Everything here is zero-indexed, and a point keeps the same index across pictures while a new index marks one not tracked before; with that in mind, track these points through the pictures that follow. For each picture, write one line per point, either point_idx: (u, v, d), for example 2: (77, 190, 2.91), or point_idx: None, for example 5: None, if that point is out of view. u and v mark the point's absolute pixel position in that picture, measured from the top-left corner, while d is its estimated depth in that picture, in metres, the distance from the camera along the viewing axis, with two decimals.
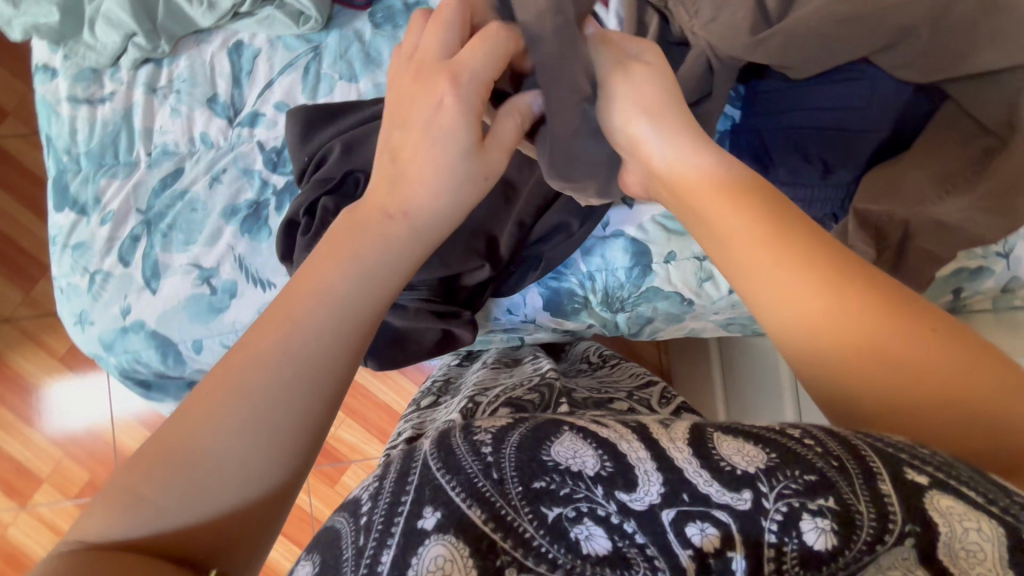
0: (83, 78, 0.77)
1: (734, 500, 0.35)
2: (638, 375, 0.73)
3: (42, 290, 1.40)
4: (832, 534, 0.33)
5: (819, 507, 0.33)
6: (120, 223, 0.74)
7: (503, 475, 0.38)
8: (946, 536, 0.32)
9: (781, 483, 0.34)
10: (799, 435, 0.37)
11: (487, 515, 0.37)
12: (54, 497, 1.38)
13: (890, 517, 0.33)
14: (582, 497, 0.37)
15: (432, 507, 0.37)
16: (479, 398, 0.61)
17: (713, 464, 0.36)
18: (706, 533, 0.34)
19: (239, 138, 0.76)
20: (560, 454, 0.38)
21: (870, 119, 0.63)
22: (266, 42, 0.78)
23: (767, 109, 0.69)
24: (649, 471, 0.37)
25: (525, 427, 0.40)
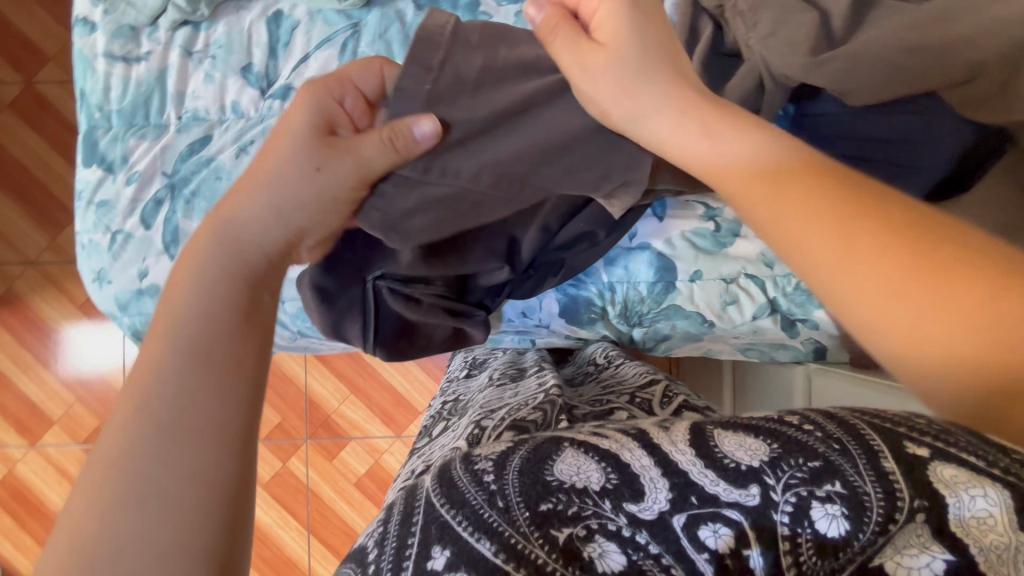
0: (121, 35, 0.76)
1: (743, 497, 0.34)
2: (643, 373, 0.71)
3: (67, 237, 1.43)
4: (845, 519, 0.32)
5: (828, 493, 0.33)
6: (145, 185, 0.74)
7: (508, 502, 0.37)
8: (956, 507, 0.31)
9: (787, 474, 0.34)
10: (799, 422, 0.36)
11: (497, 547, 0.35)
12: (64, 439, 1.42)
13: (896, 494, 0.32)
14: (591, 514, 0.36)
15: (440, 546, 0.36)
16: (485, 422, 0.60)
17: (718, 463, 0.35)
18: (720, 535, 0.34)
19: (269, 110, 0.75)
20: (563, 473, 0.37)
21: (930, 157, 0.59)
22: (306, 14, 0.76)
23: (820, 134, 0.65)
24: (656, 478, 0.36)
25: (525, 449, 0.40)
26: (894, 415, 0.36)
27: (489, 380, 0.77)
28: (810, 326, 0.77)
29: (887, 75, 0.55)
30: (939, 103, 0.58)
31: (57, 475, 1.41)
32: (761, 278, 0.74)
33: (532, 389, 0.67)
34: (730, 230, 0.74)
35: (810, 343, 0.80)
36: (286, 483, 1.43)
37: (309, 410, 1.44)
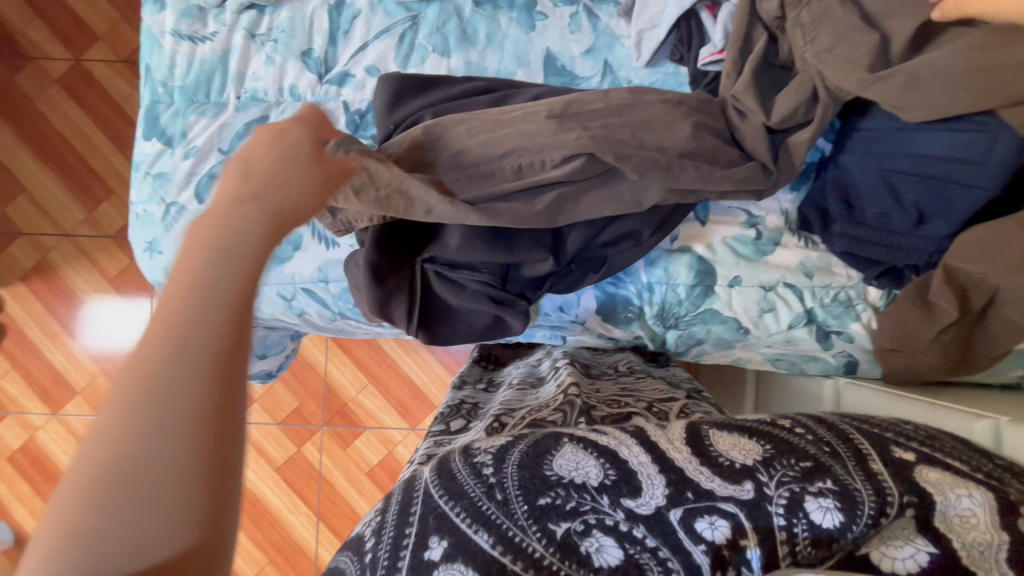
0: (189, 15, 0.79)
1: (737, 491, 0.39)
2: (662, 389, 0.72)
3: (104, 212, 1.46)
4: (835, 512, 0.38)
5: (819, 489, 0.39)
6: (201, 159, 0.76)
7: (507, 495, 0.40)
8: (942, 505, 0.39)
9: (780, 471, 0.40)
10: (791, 426, 0.44)
11: (496, 541, 0.38)
12: (85, 410, 1.44)
13: (887, 492, 0.39)
14: (589, 509, 0.40)
15: (438, 537, 0.39)
16: (505, 418, 0.62)
17: (714, 461, 0.41)
18: (717, 527, 0.38)
19: (326, 95, 0.77)
20: (562, 469, 0.41)
21: (981, 176, 0.59)
22: (367, 5, 0.78)
23: (867, 148, 0.67)
24: (653, 475, 0.41)
25: (525, 444, 0.43)
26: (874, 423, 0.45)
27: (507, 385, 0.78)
28: (844, 338, 0.77)
29: (946, 91, 0.56)
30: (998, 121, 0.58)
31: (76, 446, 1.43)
32: (799, 288, 0.75)
33: (552, 392, 0.68)
34: (771, 238, 0.75)
35: (842, 356, 0.80)
36: (298, 468, 1.44)
37: (327, 397, 1.45)
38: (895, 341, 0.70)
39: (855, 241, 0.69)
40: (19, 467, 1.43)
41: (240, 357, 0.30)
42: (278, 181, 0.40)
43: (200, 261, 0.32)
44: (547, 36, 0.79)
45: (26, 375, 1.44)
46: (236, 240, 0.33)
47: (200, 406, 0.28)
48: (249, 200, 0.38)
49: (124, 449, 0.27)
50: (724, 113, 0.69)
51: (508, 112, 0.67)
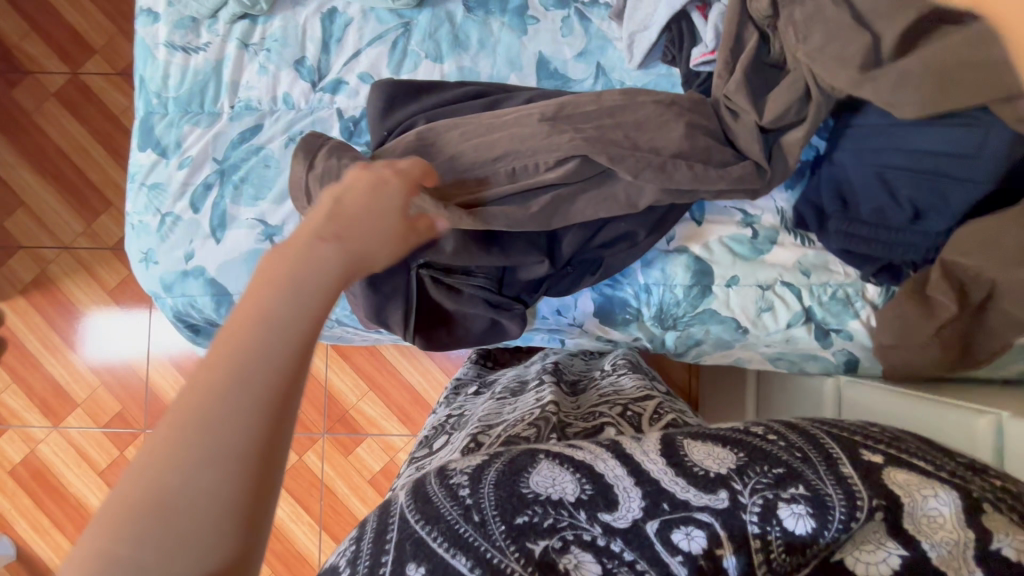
0: (182, 26, 0.79)
1: (710, 500, 0.38)
2: (642, 386, 0.71)
3: (103, 224, 1.46)
4: (808, 517, 0.37)
5: (791, 495, 0.37)
6: (196, 169, 0.76)
7: (484, 516, 0.38)
8: (910, 507, 0.37)
9: (753, 479, 0.38)
10: (763, 432, 0.42)
11: (473, 563, 0.37)
12: (86, 422, 1.44)
13: (857, 496, 0.37)
14: (566, 525, 0.38)
15: (415, 563, 0.37)
16: (482, 437, 0.60)
17: (688, 471, 0.39)
18: (694, 537, 0.37)
19: (319, 103, 0.77)
20: (539, 485, 0.39)
21: (975, 169, 0.59)
22: (359, 12, 0.79)
23: (861, 144, 0.67)
24: (630, 488, 0.39)
25: (501, 462, 0.42)
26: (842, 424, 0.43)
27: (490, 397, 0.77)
28: (844, 336, 0.76)
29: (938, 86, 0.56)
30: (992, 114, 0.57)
31: (78, 458, 1.43)
32: (797, 286, 0.74)
33: (529, 403, 0.67)
34: (767, 237, 0.75)
35: (842, 354, 0.79)
36: (300, 478, 1.44)
37: (327, 405, 1.45)
38: (895, 337, 0.69)
39: (851, 238, 0.68)
40: (20, 480, 1.42)
41: (291, 406, 0.32)
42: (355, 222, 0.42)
43: (276, 308, 0.34)
44: (539, 40, 0.79)
45: (26, 388, 1.44)
46: (314, 282, 0.36)
47: (252, 443, 0.30)
48: (328, 239, 0.40)
49: (173, 474, 0.28)
50: (717, 113, 0.69)
51: (501, 115, 0.67)
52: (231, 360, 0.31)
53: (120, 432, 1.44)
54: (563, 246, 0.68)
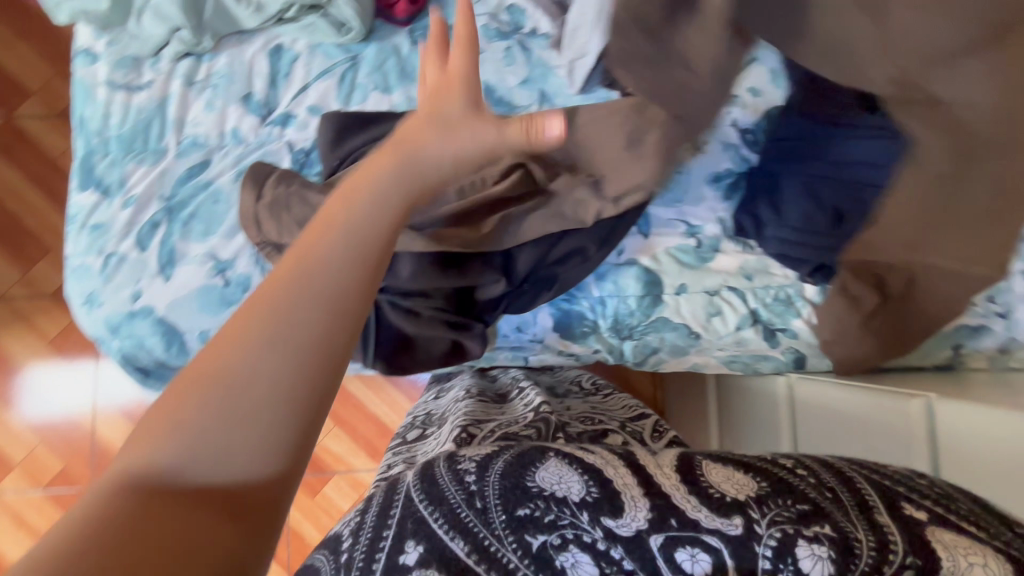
0: (123, 65, 0.78)
1: (724, 525, 0.38)
2: (631, 407, 0.71)
3: (41, 271, 1.39)
4: (828, 562, 0.36)
5: (814, 534, 0.37)
6: (142, 207, 0.75)
7: (486, 504, 0.40)
8: (949, 569, 0.36)
9: (773, 511, 0.38)
10: (792, 465, 0.43)
11: (471, 549, 0.38)
12: (24, 485, 1.33)
13: (890, 546, 0.37)
14: (567, 524, 0.39)
15: (414, 541, 0.39)
16: (472, 429, 0.60)
17: (704, 492, 0.40)
18: (698, 559, 0.37)
19: (268, 136, 0.78)
20: (545, 481, 0.41)
21: (883, 174, 0.68)
22: (306, 48, 0.80)
23: (785, 157, 0.74)
24: (637, 498, 0.40)
25: (509, 454, 0.43)
26: (881, 471, 0.44)
27: (464, 393, 0.75)
28: (789, 335, 0.81)
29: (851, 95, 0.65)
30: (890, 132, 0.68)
31: (14, 525, 1.32)
32: (741, 290, 0.79)
33: (520, 409, 0.67)
34: (711, 245, 0.79)
35: (790, 352, 0.83)
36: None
37: None
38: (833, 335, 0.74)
39: (785, 243, 0.73)
40: None
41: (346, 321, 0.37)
42: (421, 137, 0.48)
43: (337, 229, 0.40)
44: (484, 70, 0.83)
45: None
46: (358, 240, 0.40)
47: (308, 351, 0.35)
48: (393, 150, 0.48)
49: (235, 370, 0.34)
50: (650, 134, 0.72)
51: None
52: (269, 303, 0.36)
53: (63, 492, 1.34)
54: (518, 264, 0.70)
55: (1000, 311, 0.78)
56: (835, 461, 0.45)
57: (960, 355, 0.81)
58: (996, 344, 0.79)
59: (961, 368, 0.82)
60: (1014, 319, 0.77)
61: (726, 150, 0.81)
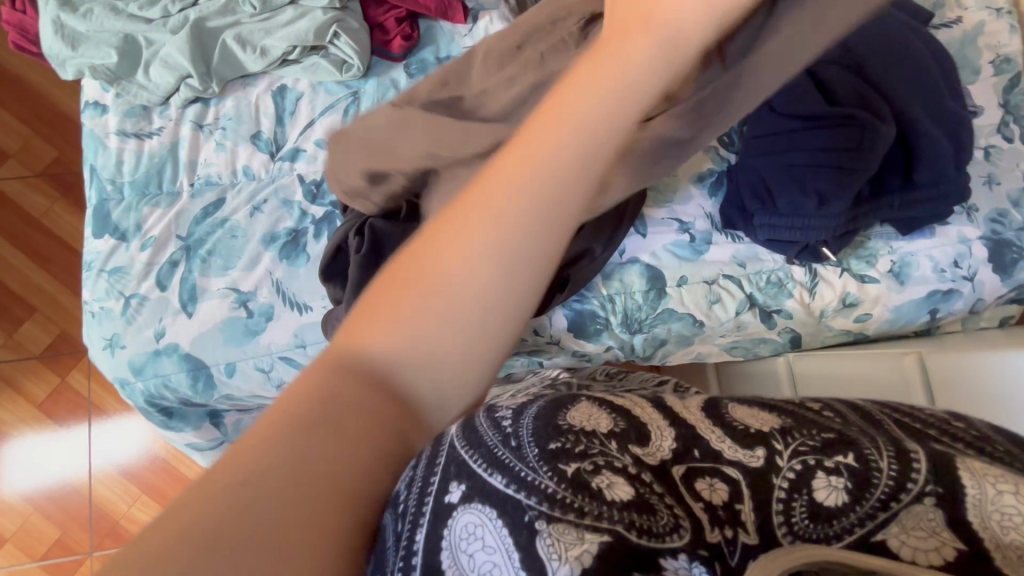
0: (133, 115, 0.82)
1: (747, 456, 0.37)
2: (648, 379, 0.71)
3: (26, 332, 1.36)
4: (844, 491, 0.35)
5: (835, 463, 0.36)
6: (160, 248, 0.76)
7: (521, 440, 0.37)
8: (976, 498, 0.33)
9: (797, 441, 0.38)
10: (820, 407, 0.41)
11: (508, 479, 0.35)
12: (17, 560, 1.26)
13: (912, 470, 0.35)
14: (597, 452, 0.37)
15: (457, 481, 0.35)
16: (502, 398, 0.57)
17: (727, 424, 0.40)
18: (716, 486, 0.37)
19: (279, 171, 0.81)
20: (576, 418, 0.39)
21: (859, 159, 0.73)
22: (309, 86, 0.84)
23: (765, 150, 0.80)
24: (663, 428, 0.40)
25: (543, 401, 0.41)
26: (920, 416, 0.41)
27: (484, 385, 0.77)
28: (784, 315, 0.86)
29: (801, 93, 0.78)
30: (868, 119, 0.73)
31: None
32: (737, 277, 0.85)
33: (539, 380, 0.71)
34: (703, 239, 0.86)
35: (787, 333, 0.89)
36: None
37: None
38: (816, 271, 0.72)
39: (774, 229, 0.80)
40: None
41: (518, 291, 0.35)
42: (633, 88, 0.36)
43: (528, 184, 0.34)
44: None
45: None
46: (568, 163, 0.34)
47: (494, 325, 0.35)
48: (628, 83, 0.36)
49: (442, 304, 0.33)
50: None
51: None
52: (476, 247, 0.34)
53: (61, 562, 1.26)
54: None
55: (966, 274, 0.85)
56: (866, 404, 0.43)
57: (937, 320, 0.88)
58: (966, 306, 0.87)
59: (938, 331, 0.90)
60: (978, 280, 0.85)
61: (707, 152, 0.90)
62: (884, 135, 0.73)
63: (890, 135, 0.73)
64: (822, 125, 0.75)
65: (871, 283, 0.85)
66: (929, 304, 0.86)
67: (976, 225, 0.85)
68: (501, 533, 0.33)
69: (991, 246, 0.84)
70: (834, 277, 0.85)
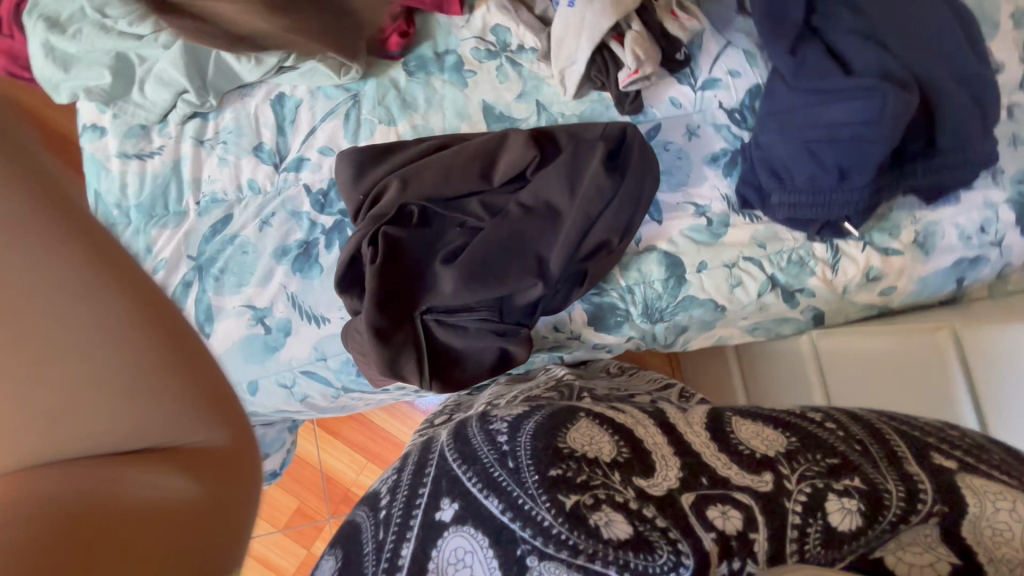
0: (133, 135, 0.80)
1: (755, 481, 0.39)
2: (655, 380, 0.71)
3: None
4: (857, 515, 0.37)
5: (844, 487, 0.39)
6: (172, 270, 0.75)
7: (519, 463, 0.40)
8: (975, 515, 0.37)
9: (804, 466, 0.40)
10: (821, 419, 0.45)
11: (505, 506, 0.39)
12: None
13: (918, 497, 0.38)
14: (599, 484, 0.39)
15: (449, 498, 0.40)
16: (496, 401, 0.62)
17: (733, 446, 0.42)
18: (729, 515, 0.37)
19: (285, 182, 0.80)
20: (575, 441, 0.41)
21: (881, 130, 0.70)
22: (307, 92, 0.83)
23: (782, 125, 0.78)
24: (668, 457, 0.42)
25: (539, 415, 0.44)
26: (921, 428, 0.44)
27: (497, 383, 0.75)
28: (807, 295, 0.84)
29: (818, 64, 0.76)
30: (890, 88, 0.69)
31: None
32: (758, 259, 0.83)
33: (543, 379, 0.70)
34: (721, 222, 0.84)
35: (810, 311, 0.87)
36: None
37: (328, 488, 1.23)
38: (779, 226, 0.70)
39: (793, 207, 0.78)
40: None
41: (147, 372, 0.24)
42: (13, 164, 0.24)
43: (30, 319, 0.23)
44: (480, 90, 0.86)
45: None
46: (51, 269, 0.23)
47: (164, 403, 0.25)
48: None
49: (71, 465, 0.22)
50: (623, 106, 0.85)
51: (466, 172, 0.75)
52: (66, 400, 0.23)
53: None
54: (553, 261, 0.72)
55: (993, 240, 0.82)
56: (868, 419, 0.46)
57: (963, 288, 0.86)
58: (993, 271, 0.85)
59: (965, 299, 0.88)
60: (1006, 245, 0.83)
61: (719, 131, 0.88)
62: (907, 103, 0.69)
63: (912, 101, 0.69)
64: (839, 99, 0.72)
65: (895, 255, 0.83)
66: (956, 273, 0.84)
67: (1002, 187, 0.83)
68: (491, 564, 0.38)
69: (1018, 209, 0.82)
70: (856, 252, 0.83)
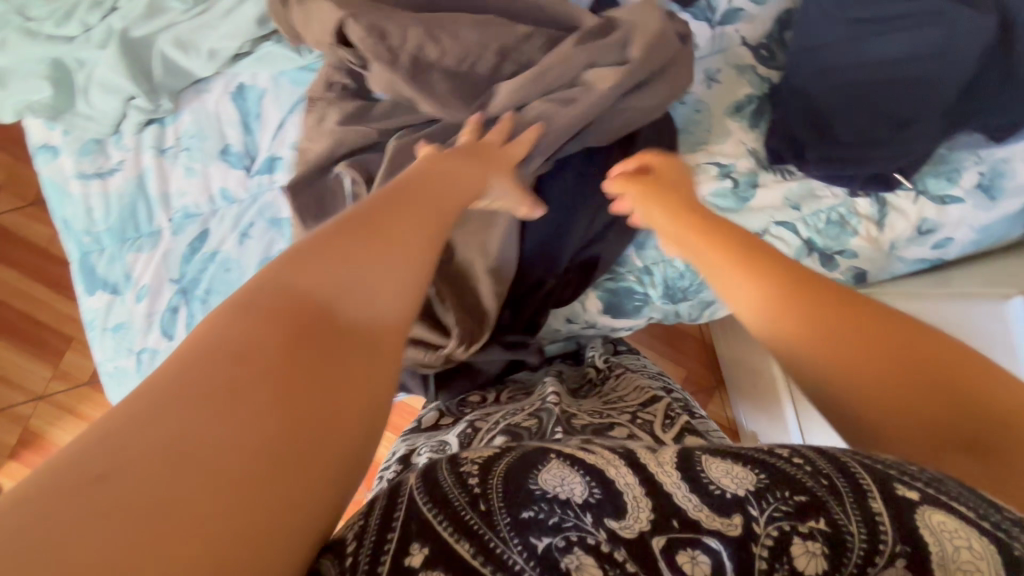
0: (87, 152, 0.73)
1: (724, 525, 0.31)
2: (644, 388, 0.59)
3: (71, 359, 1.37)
4: (821, 559, 0.29)
5: (810, 529, 0.30)
6: (155, 296, 0.70)
7: (491, 505, 0.32)
8: (939, 556, 0.28)
9: (771, 505, 0.31)
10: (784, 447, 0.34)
11: (475, 550, 0.31)
12: None
13: (879, 535, 0.29)
14: (571, 526, 0.31)
15: (420, 542, 0.31)
16: (479, 424, 0.56)
17: (703, 488, 0.32)
18: (699, 561, 0.30)
19: (260, 187, 0.72)
20: (547, 481, 0.33)
21: (947, 67, 0.64)
22: (270, 80, 0.73)
23: (823, 66, 0.69)
24: (639, 496, 0.32)
25: (512, 452, 0.35)
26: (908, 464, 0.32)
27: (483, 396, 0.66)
28: (849, 256, 0.74)
29: None
30: (958, 12, 0.63)
31: None
32: (792, 222, 0.72)
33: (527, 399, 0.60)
34: (749, 182, 0.72)
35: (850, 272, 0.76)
36: None
37: None
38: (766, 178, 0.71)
39: (833, 162, 0.69)
40: None
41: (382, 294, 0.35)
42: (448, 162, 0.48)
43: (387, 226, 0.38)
44: None
45: None
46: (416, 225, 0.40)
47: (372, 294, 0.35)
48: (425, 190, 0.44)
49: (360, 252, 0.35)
50: None
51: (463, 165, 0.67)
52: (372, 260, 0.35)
53: None
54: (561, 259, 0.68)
55: None
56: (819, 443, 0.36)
57: None
58: None
59: None
60: None
61: (742, 73, 0.76)
62: (980, 28, 0.62)
63: (989, 26, 0.62)
64: (902, 27, 0.66)
65: (953, 203, 0.72)
66: None
67: None
68: None
69: None
70: (908, 204, 0.72)
